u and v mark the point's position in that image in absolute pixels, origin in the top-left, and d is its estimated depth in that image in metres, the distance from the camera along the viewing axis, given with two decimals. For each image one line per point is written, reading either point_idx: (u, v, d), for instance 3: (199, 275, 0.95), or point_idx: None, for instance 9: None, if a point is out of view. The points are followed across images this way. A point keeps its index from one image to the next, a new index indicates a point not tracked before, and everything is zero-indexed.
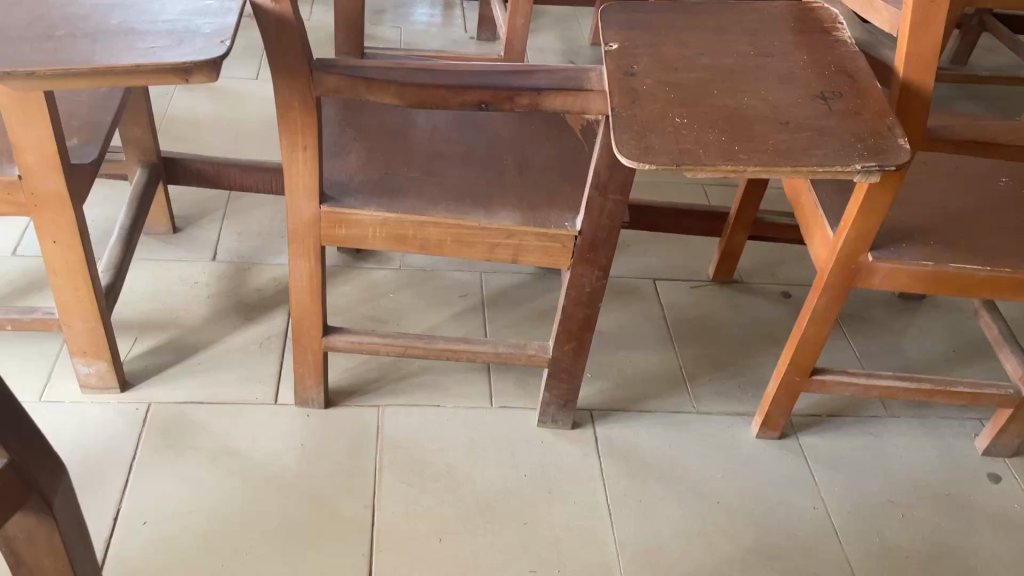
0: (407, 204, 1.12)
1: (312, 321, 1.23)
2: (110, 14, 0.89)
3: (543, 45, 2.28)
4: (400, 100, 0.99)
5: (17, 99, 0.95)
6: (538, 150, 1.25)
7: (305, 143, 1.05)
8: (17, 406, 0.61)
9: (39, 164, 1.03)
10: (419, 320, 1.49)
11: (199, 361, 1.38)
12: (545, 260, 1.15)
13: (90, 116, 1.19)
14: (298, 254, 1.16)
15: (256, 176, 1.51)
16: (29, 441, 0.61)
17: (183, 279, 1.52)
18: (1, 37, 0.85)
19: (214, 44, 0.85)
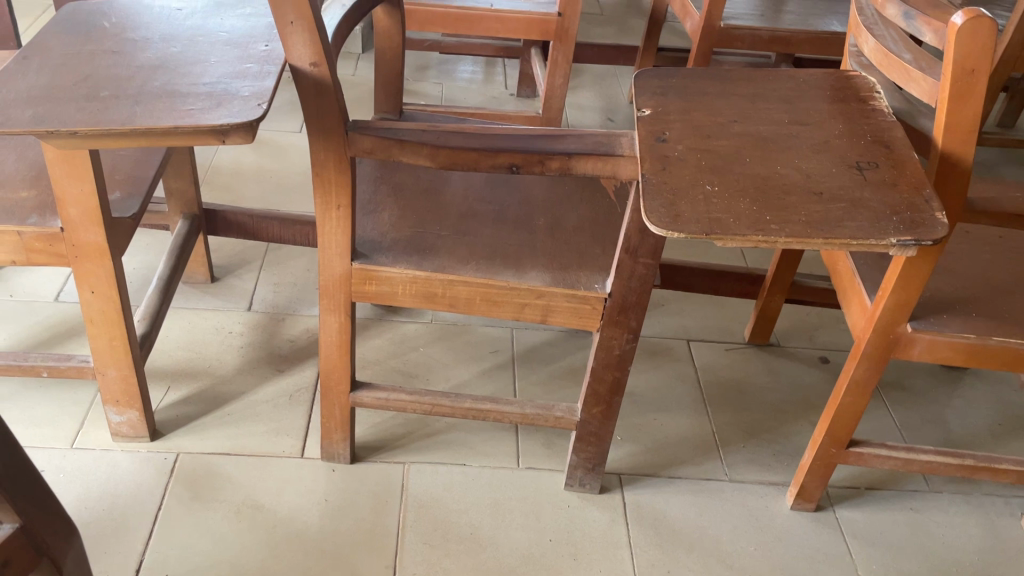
0: (437, 262, 1.13)
1: (340, 376, 1.23)
2: (154, 76, 0.92)
3: (582, 102, 2.30)
4: (432, 162, 1.00)
5: (62, 155, 0.98)
6: (570, 212, 1.25)
7: (338, 202, 1.07)
8: (36, 472, 0.62)
9: (81, 217, 1.06)
10: (449, 376, 1.49)
11: (229, 411, 1.38)
12: (575, 322, 1.14)
13: (133, 170, 1.22)
14: (328, 309, 1.17)
15: (293, 229, 1.53)
16: (47, 508, 0.62)
17: (219, 329, 1.54)
18: (48, 97, 0.88)
19: (251, 107, 0.87)
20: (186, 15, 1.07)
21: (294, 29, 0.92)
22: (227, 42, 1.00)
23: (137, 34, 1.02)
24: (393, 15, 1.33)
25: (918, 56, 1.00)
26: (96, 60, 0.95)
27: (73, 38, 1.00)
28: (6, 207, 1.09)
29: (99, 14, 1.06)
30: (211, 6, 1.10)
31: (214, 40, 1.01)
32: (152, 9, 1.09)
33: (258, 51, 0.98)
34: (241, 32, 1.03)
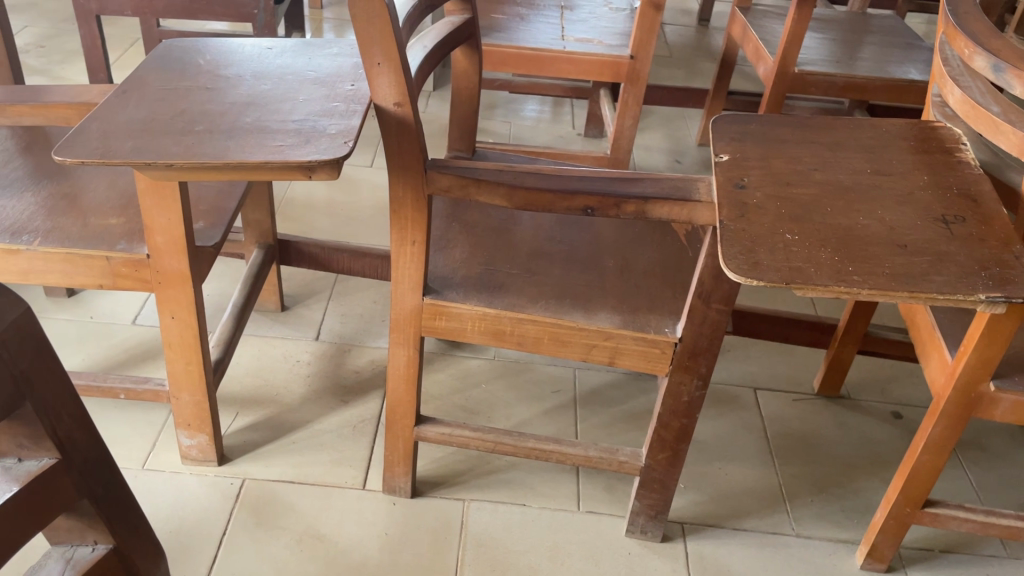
0: (507, 300, 1.13)
1: (405, 409, 1.24)
2: (245, 112, 0.96)
3: (649, 144, 2.31)
4: (508, 202, 1.01)
5: (153, 185, 1.02)
6: (641, 254, 1.24)
7: (413, 237, 1.08)
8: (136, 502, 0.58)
9: (167, 245, 1.09)
10: (511, 414, 1.49)
11: (293, 440, 1.40)
12: (643, 366, 1.13)
13: (217, 201, 1.26)
14: (397, 343, 1.18)
15: (363, 261, 1.56)
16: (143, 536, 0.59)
17: (287, 357, 1.57)
18: (146, 129, 0.92)
19: (338, 144, 0.90)
20: (275, 54, 1.11)
21: (380, 70, 0.95)
22: (315, 81, 1.04)
23: (230, 70, 1.06)
24: (471, 56, 1.36)
25: (1007, 108, 0.98)
26: (191, 95, 0.99)
27: (169, 73, 1.04)
28: (96, 233, 1.14)
29: (193, 51, 1.11)
30: (299, 46, 1.14)
31: (303, 79, 1.05)
32: (244, 47, 1.13)
33: (344, 91, 1.02)
34: (328, 71, 1.07)
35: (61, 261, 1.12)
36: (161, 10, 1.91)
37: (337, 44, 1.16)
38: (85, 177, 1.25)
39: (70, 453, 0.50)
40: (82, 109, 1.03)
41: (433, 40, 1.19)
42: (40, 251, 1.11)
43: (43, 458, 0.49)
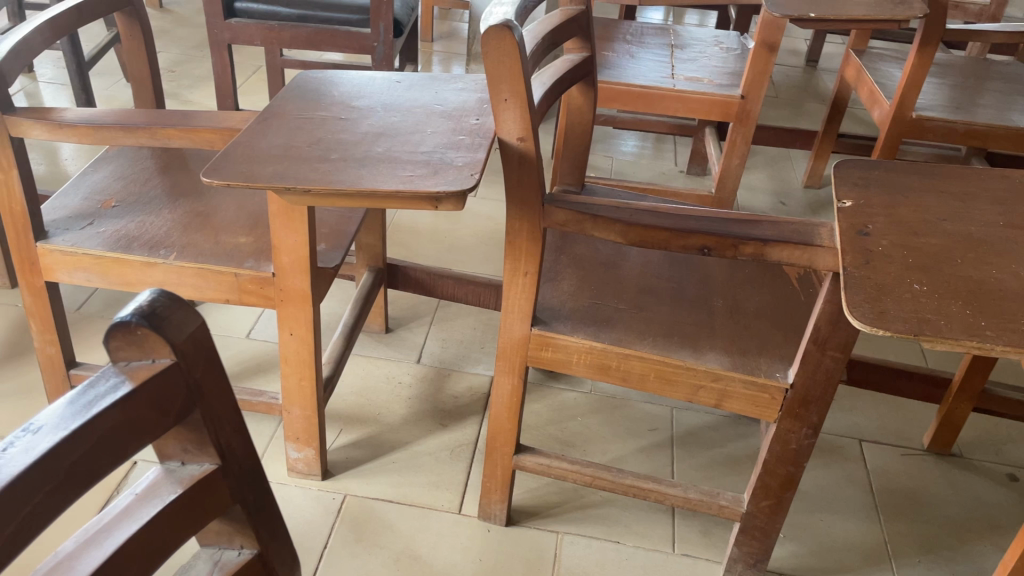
0: (614, 335, 1.14)
1: (506, 437, 1.25)
2: (376, 143, 1.01)
3: (754, 184, 2.28)
4: (623, 238, 1.02)
5: (284, 207, 1.08)
6: (751, 296, 1.23)
7: (527, 268, 1.10)
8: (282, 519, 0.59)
9: (291, 265, 1.14)
10: (606, 449, 1.48)
11: (394, 459, 1.44)
12: (751, 410, 1.11)
13: (337, 224, 1.31)
14: (503, 371, 1.20)
15: (468, 288, 1.59)
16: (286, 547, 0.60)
17: (389, 378, 1.61)
18: (286, 156, 0.97)
19: (464, 176, 0.94)
20: (404, 88, 1.16)
21: (506, 106, 0.98)
22: (441, 115, 1.09)
23: (361, 102, 1.11)
24: (587, 94, 1.37)
25: None
26: (327, 125, 1.05)
27: (306, 103, 1.10)
28: (225, 251, 1.20)
29: (327, 82, 1.17)
30: (426, 80, 1.19)
31: (431, 112, 1.09)
32: (374, 80, 1.19)
33: (469, 125, 1.06)
34: (454, 106, 1.11)
35: (194, 275, 1.18)
36: (288, 40, 2.01)
37: (462, 79, 1.20)
38: (217, 197, 1.33)
39: (229, 461, 0.53)
40: (226, 134, 1.09)
41: (553, 77, 1.22)
42: (176, 264, 1.17)
43: (204, 463, 0.52)
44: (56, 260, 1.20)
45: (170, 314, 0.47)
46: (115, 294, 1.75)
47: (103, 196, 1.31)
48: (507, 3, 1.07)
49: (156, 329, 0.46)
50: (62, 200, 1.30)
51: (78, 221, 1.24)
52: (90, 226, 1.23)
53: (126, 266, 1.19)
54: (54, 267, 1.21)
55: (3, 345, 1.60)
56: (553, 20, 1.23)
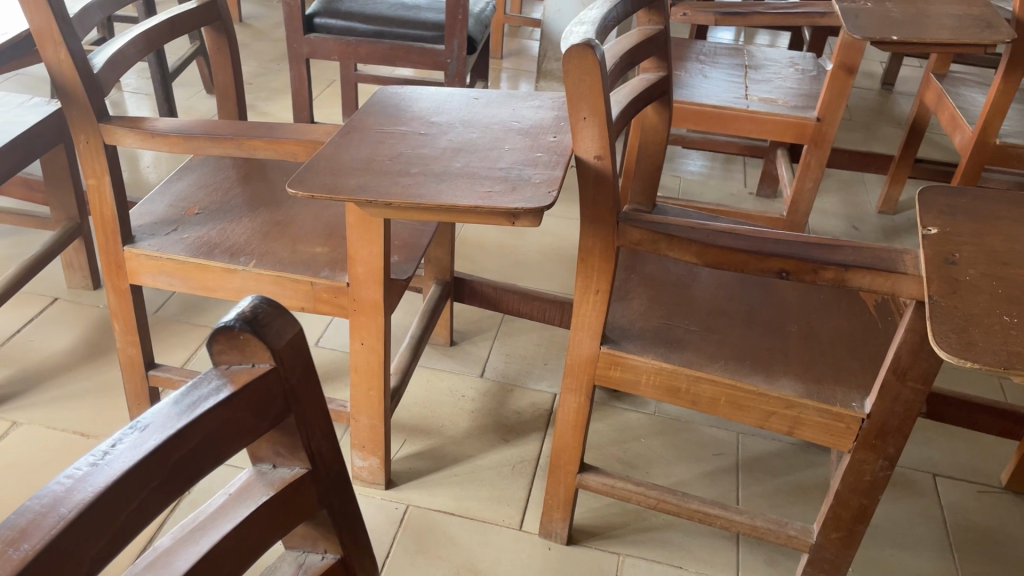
0: (685, 357, 1.13)
1: (570, 456, 1.25)
2: (455, 158, 1.02)
3: (825, 208, 2.24)
4: (699, 259, 1.01)
5: (362, 219, 1.10)
6: (825, 322, 1.21)
7: (598, 286, 1.10)
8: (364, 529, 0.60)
9: (366, 275, 1.16)
10: (669, 472, 1.46)
11: (456, 472, 1.45)
12: (824, 439, 1.09)
13: (410, 237, 1.33)
14: (570, 388, 1.19)
15: (533, 304, 1.59)
16: (367, 555, 0.61)
17: (453, 391, 1.62)
18: (368, 169, 0.99)
19: (543, 193, 0.94)
20: (482, 104, 1.17)
21: (585, 124, 0.98)
22: (519, 132, 1.10)
23: (440, 117, 1.13)
24: (662, 113, 1.36)
25: None
26: (407, 140, 1.06)
27: (387, 118, 1.12)
28: (302, 260, 1.23)
29: (406, 97, 1.19)
30: (503, 97, 1.20)
31: (509, 129, 1.10)
32: (453, 96, 1.20)
33: (547, 142, 1.07)
34: (532, 123, 1.12)
35: (271, 283, 1.21)
36: (364, 55, 2.06)
37: (539, 97, 1.21)
38: (295, 207, 1.36)
39: (318, 466, 0.54)
40: (309, 147, 1.12)
41: (629, 95, 1.22)
42: (255, 272, 1.21)
43: (294, 467, 0.54)
44: (141, 264, 1.25)
45: (272, 320, 0.48)
46: (190, 299, 1.80)
47: (186, 204, 1.36)
48: (588, 22, 1.07)
49: (258, 335, 0.47)
50: (148, 206, 1.34)
51: (163, 227, 1.29)
52: (174, 232, 1.27)
53: (207, 272, 1.22)
54: (139, 271, 1.25)
55: (85, 344, 1.66)
56: (631, 39, 1.23)
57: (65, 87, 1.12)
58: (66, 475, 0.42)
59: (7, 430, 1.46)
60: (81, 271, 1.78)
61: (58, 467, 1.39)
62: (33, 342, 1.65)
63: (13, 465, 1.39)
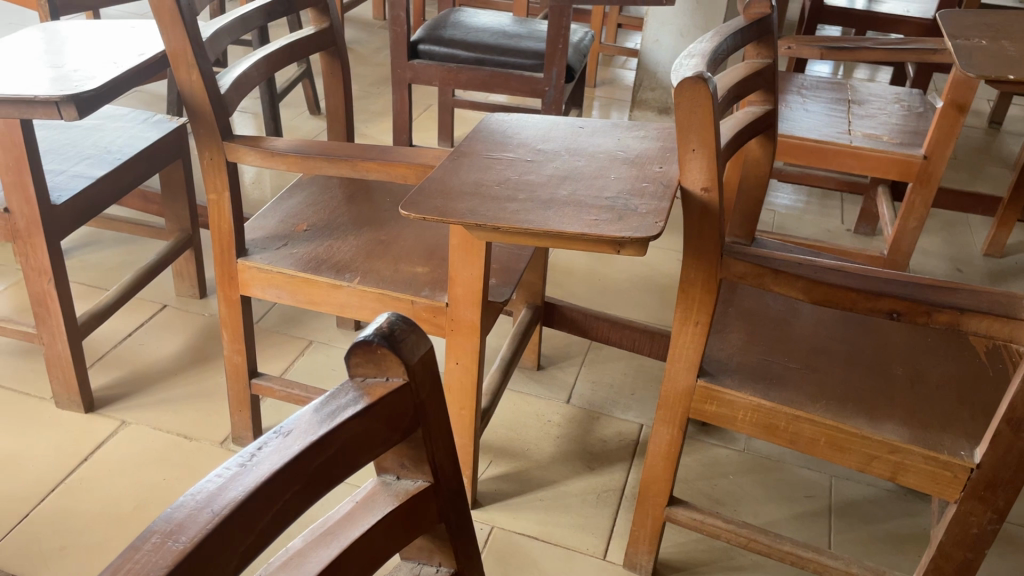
0: (784, 395, 1.11)
1: (659, 488, 1.24)
2: (561, 185, 1.04)
3: (927, 248, 2.17)
4: (804, 296, 1.00)
5: (465, 242, 1.12)
6: (933, 366, 1.17)
7: (697, 318, 1.09)
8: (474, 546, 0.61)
9: (465, 297, 1.19)
10: (759, 511, 1.43)
11: (540, 496, 1.45)
12: (929, 487, 1.05)
13: (508, 261, 1.35)
14: (663, 420, 1.18)
15: (623, 333, 1.59)
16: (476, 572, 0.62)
17: (539, 415, 1.63)
18: (477, 193, 1.01)
19: (649, 224, 0.95)
20: (587, 133, 1.19)
21: (693, 156, 0.98)
22: (625, 161, 1.11)
23: (547, 145, 1.15)
24: (766, 146, 1.36)
25: None
26: (514, 166, 1.09)
27: (495, 144, 1.15)
28: (403, 279, 1.26)
29: (513, 124, 1.22)
30: (608, 127, 1.22)
31: (615, 158, 1.12)
32: (558, 124, 1.22)
33: (653, 172, 1.08)
34: (637, 153, 1.13)
35: (374, 299, 1.25)
36: (464, 81, 2.11)
37: (644, 127, 1.22)
38: (398, 227, 1.40)
39: (439, 482, 0.56)
40: (419, 170, 1.16)
41: (735, 128, 1.22)
42: (359, 288, 1.25)
43: (417, 480, 0.56)
44: (253, 276, 1.30)
45: (406, 336, 0.50)
46: (289, 311, 1.87)
47: (296, 220, 1.41)
48: (699, 55, 1.08)
49: (394, 350, 0.49)
50: (260, 221, 1.41)
51: (274, 242, 1.34)
52: (283, 247, 1.33)
53: (313, 286, 1.27)
54: (250, 282, 1.31)
55: (191, 350, 1.74)
56: (739, 72, 1.23)
57: (194, 106, 1.18)
58: (218, 474, 0.44)
59: (117, 428, 1.53)
60: (190, 280, 1.87)
61: (161, 467, 1.45)
62: (142, 346, 1.74)
63: (121, 463, 1.46)
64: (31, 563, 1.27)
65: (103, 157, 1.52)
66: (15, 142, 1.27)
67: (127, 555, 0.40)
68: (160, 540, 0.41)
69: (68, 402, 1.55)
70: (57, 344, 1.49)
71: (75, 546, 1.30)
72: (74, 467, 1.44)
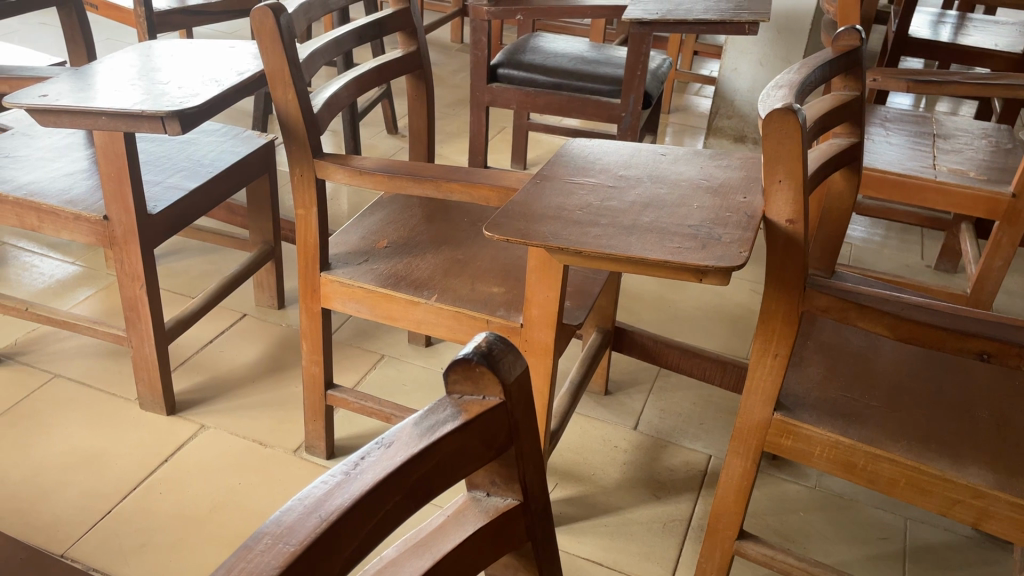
0: (863, 433, 1.09)
1: (729, 520, 1.22)
2: (643, 212, 1.04)
3: (1012, 288, 2.10)
4: (890, 332, 0.98)
5: (544, 264, 1.13)
6: (1020, 410, 1.13)
7: (777, 350, 1.08)
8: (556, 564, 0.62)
9: (539, 318, 1.20)
10: (830, 550, 1.40)
11: (605, 522, 1.44)
12: (1015, 535, 1.01)
13: (583, 285, 1.36)
14: (736, 452, 1.17)
15: (694, 361, 1.58)
16: None
17: (605, 440, 1.62)
18: (560, 217, 1.02)
19: (734, 253, 0.94)
20: (669, 161, 1.20)
21: (780, 187, 0.97)
22: (708, 190, 1.11)
23: (629, 172, 1.16)
24: (850, 179, 1.34)
25: None
26: (597, 192, 1.10)
27: (578, 169, 1.16)
28: (479, 298, 1.28)
29: (595, 149, 1.23)
30: (690, 155, 1.22)
31: (697, 187, 1.12)
32: (641, 151, 1.23)
33: (736, 202, 1.07)
34: (720, 182, 1.13)
35: (450, 317, 1.27)
36: (541, 105, 2.14)
37: (727, 156, 1.22)
38: (475, 247, 1.42)
39: (527, 500, 0.57)
40: (501, 192, 1.18)
41: (820, 159, 1.20)
42: (436, 306, 1.27)
43: (507, 497, 0.57)
44: (335, 289, 1.34)
45: (503, 355, 0.52)
46: (363, 325, 1.91)
47: (377, 237, 1.45)
48: (786, 86, 1.07)
49: (492, 368, 0.51)
50: (343, 237, 1.45)
51: (356, 257, 1.38)
52: (364, 262, 1.36)
53: (393, 302, 1.30)
54: (332, 295, 1.35)
55: (268, 359, 1.79)
56: (825, 104, 1.22)
57: (288, 125, 1.23)
58: (324, 480, 0.46)
59: (196, 431, 1.58)
60: (269, 290, 1.92)
61: (237, 472, 1.50)
62: (222, 353, 1.80)
63: (198, 465, 1.51)
64: (112, 559, 1.31)
65: (196, 170, 1.59)
66: (118, 153, 1.33)
67: (241, 554, 0.41)
68: (272, 542, 0.42)
69: (151, 403, 1.61)
70: (144, 347, 1.55)
71: (153, 543, 1.34)
72: (155, 468, 1.49)
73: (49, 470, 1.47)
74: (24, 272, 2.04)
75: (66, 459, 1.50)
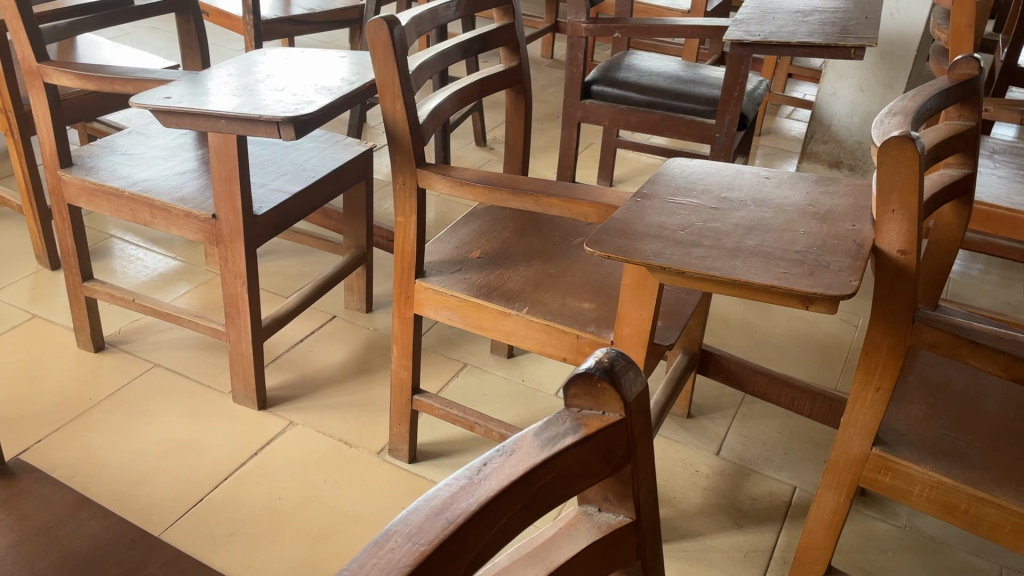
0: (967, 473, 1.04)
1: (818, 554, 1.19)
2: (747, 235, 1.03)
3: None
4: (1003, 372, 0.96)
5: (640, 283, 1.13)
6: None
7: (879, 384, 1.05)
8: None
9: (631, 337, 1.19)
10: None
11: (684, 547, 1.42)
12: None
13: (676, 305, 1.35)
14: (830, 485, 1.14)
15: (783, 389, 1.55)
16: None
17: (686, 464, 1.60)
18: (662, 236, 1.02)
19: (843, 281, 0.92)
20: (773, 184, 1.18)
21: (893, 216, 0.95)
22: (814, 216, 1.09)
23: (733, 194, 1.15)
24: (960, 211, 1.30)
25: None
26: (699, 212, 1.09)
27: (680, 188, 1.16)
28: (571, 313, 1.28)
29: (697, 169, 1.22)
30: (795, 180, 1.20)
31: (803, 212, 1.10)
32: (744, 173, 1.22)
33: (844, 229, 1.05)
34: (827, 209, 1.11)
35: (541, 330, 1.28)
36: (633, 123, 2.13)
37: (834, 182, 1.20)
38: (568, 261, 1.43)
39: (639, 518, 0.57)
40: (600, 209, 1.18)
41: (931, 189, 1.17)
42: (528, 319, 1.28)
43: (619, 515, 0.57)
44: (428, 297, 1.36)
45: (624, 372, 0.51)
46: (448, 333, 1.93)
47: (469, 247, 1.47)
48: (901, 113, 1.05)
49: (614, 384, 0.51)
50: (437, 246, 1.47)
51: (449, 266, 1.40)
52: (457, 272, 1.38)
53: (485, 313, 1.32)
54: (425, 302, 1.37)
55: (354, 361, 1.83)
56: (939, 133, 1.19)
57: (395, 133, 1.26)
58: (449, 483, 0.47)
59: (285, 428, 1.63)
60: (358, 294, 1.97)
61: (323, 470, 1.53)
62: (311, 353, 1.85)
63: (286, 460, 1.55)
64: (202, 546, 1.36)
65: (299, 174, 1.64)
66: (230, 156, 1.38)
67: (373, 549, 0.42)
68: (401, 541, 0.43)
69: (244, 398, 1.67)
70: (241, 343, 1.60)
71: (241, 533, 1.39)
72: (245, 460, 1.54)
73: (146, 456, 1.54)
74: (130, 264, 2.14)
75: (162, 446, 1.56)
